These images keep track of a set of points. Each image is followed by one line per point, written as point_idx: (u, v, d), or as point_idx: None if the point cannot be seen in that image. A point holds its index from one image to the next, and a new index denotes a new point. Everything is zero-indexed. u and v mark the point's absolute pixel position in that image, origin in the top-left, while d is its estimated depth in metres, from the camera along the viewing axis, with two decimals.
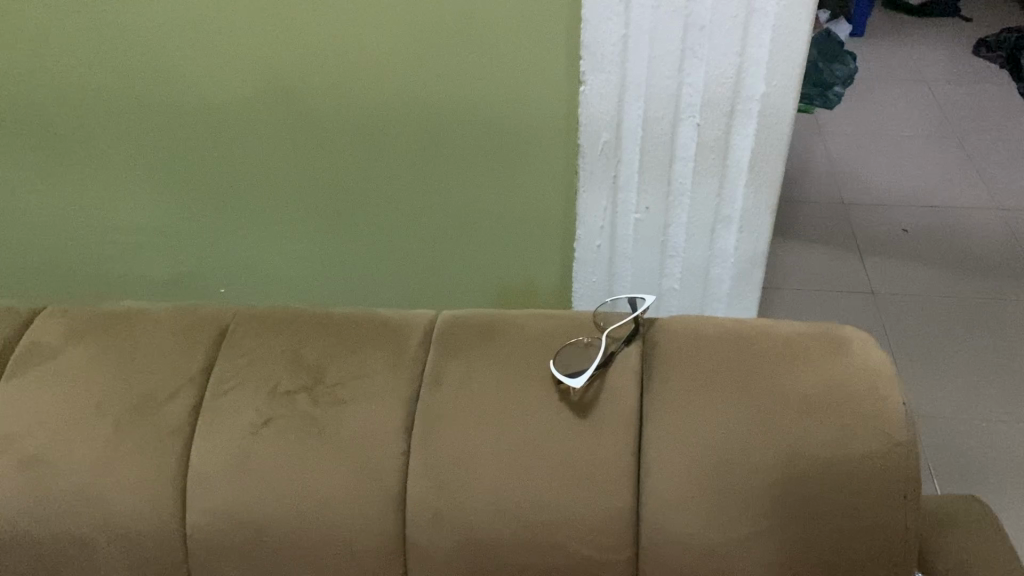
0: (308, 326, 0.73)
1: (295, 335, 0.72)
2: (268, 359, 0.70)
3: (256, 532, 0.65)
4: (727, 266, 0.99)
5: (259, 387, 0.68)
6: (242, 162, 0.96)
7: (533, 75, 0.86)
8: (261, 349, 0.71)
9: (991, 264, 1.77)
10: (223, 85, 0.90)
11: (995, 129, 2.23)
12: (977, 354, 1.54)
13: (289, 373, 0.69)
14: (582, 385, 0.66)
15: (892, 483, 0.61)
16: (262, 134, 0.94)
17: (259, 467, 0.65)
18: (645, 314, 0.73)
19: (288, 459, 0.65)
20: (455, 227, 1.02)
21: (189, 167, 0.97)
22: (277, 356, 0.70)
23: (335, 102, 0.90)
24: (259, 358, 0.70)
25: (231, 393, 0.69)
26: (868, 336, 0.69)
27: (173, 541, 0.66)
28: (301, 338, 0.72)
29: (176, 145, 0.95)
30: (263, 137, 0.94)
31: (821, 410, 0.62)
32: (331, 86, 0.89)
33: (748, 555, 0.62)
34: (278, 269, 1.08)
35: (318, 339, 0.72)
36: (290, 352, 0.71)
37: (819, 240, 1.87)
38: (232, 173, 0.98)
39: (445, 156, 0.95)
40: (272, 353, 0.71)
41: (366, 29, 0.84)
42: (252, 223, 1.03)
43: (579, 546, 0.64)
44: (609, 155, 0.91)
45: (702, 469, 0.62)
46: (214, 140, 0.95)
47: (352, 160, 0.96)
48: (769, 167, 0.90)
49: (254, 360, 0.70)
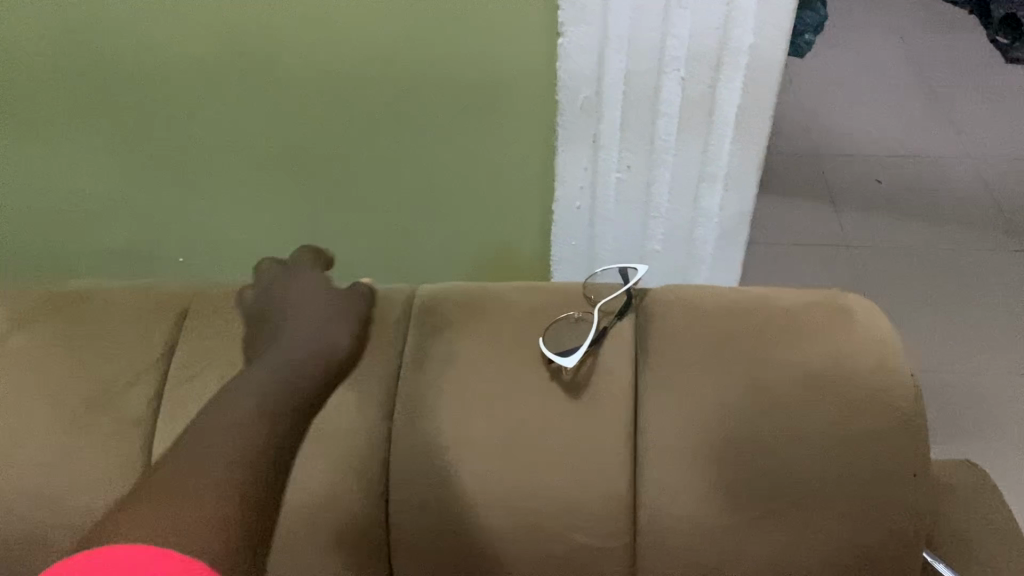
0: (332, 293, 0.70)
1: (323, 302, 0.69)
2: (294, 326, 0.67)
3: (266, 494, 0.58)
4: (711, 225, 0.95)
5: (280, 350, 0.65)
6: (199, 126, 0.90)
7: (511, 30, 0.81)
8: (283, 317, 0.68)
9: (964, 212, 1.76)
10: (179, 44, 0.83)
11: (964, 74, 2.21)
12: (949, 308, 1.54)
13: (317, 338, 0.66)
14: (575, 366, 0.63)
15: (901, 459, 0.59)
16: (223, 97, 0.87)
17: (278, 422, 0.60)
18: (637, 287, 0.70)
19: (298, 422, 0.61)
20: (424, 190, 0.96)
21: (141, 133, 0.90)
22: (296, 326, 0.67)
23: (300, 62, 0.84)
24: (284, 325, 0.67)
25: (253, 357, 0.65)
26: (875, 304, 0.65)
27: None
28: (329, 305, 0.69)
29: (128, 111, 0.88)
30: (225, 100, 0.87)
31: (824, 382, 0.60)
32: (296, 46, 0.83)
33: (754, 540, 0.59)
34: (238, 239, 1.02)
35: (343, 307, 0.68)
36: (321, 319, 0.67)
37: (793, 192, 1.84)
38: (185, 137, 0.91)
39: (414, 114, 0.89)
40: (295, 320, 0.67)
41: None
42: (210, 190, 0.96)
43: (576, 534, 0.60)
44: (589, 112, 0.85)
45: (701, 449, 0.60)
46: (169, 105, 0.88)
47: (315, 122, 0.90)
48: (755, 122, 0.85)
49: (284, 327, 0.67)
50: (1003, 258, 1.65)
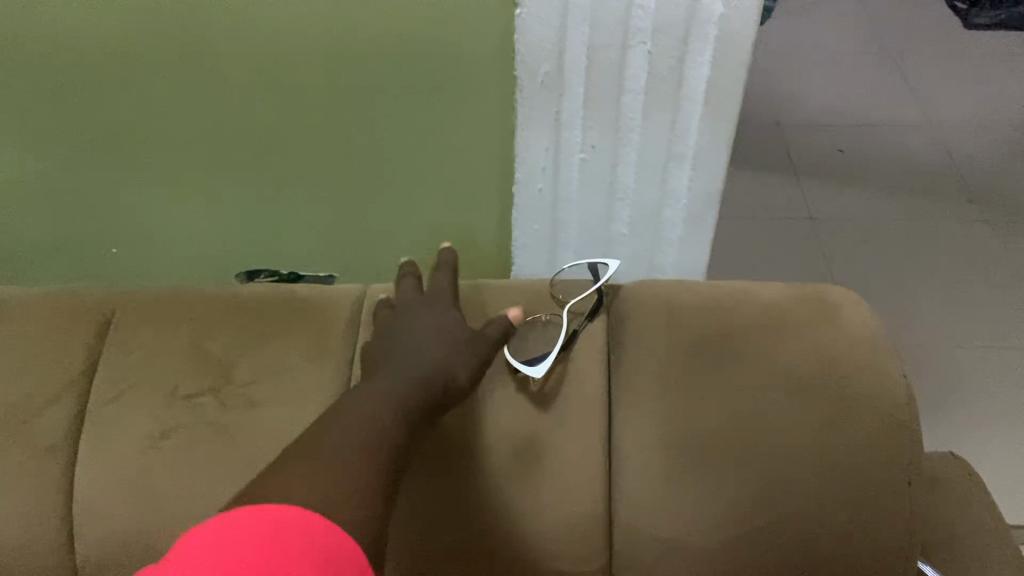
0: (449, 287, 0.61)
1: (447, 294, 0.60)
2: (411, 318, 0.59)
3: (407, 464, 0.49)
4: (680, 207, 0.86)
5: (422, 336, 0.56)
6: (114, 116, 0.79)
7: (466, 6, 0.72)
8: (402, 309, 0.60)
9: (927, 181, 1.74)
10: (91, 33, 0.73)
11: (922, 37, 2.18)
12: (916, 280, 1.52)
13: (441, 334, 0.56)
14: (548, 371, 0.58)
15: (894, 469, 0.54)
16: (146, 90, 0.77)
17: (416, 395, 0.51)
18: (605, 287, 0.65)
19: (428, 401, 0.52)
20: (369, 176, 0.86)
21: (51, 125, 0.80)
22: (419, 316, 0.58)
23: (232, 51, 0.74)
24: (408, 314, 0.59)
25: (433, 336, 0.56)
26: (858, 296, 0.61)
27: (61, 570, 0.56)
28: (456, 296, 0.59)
29: (39, 105, 0.78)
30: (141, 88, 0.77)
31: (811, 385, 0.56)
32: (226, 33, 0.73)
33: (738, 559, 0.55)
34: (168, 233, 0.91)
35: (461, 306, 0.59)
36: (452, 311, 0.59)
37: (755, 165, 1.80)
38: (101, 130, 0.81)
39: (354, 95, 0.79)
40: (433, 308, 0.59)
41: None
42: (133, 185, 0.86)
43: (545, 553, 0.57)
44: (550, 88, 0.76)
45: (681, 463, 0.55)
46: (87, 100, 0.78)
47: (244, 107, 0.79)
48: (728, 98, 0.76)
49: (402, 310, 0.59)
50: (968, 227, 1.64)
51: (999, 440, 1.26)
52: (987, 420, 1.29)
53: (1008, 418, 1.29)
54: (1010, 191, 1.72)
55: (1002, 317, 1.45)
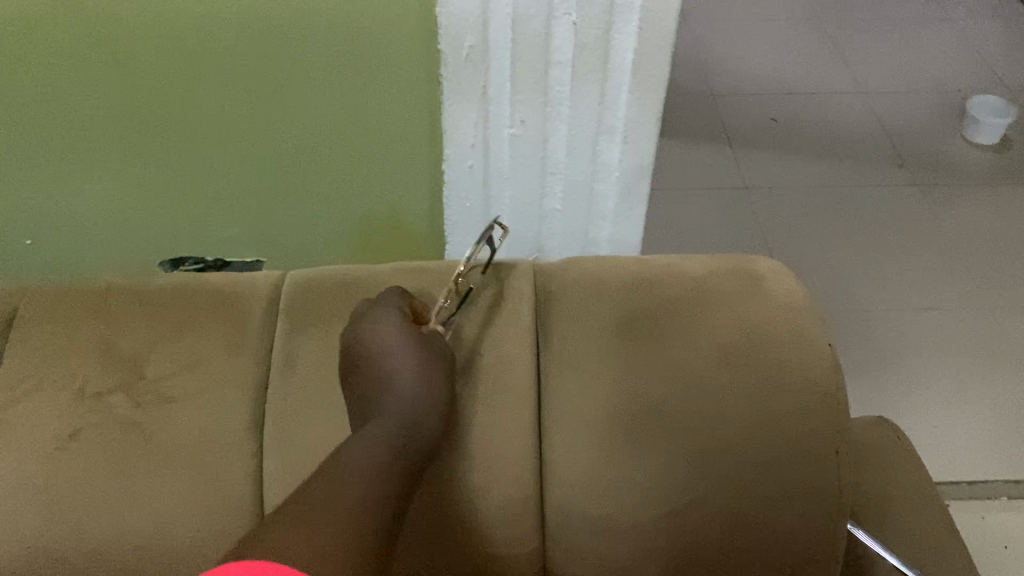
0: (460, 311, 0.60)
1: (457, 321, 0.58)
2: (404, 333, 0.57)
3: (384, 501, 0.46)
4: (612, 180, 0.85)
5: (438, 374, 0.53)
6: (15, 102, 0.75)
7: None
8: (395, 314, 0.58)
9: (858, 148, 1.76)
10: None
11: (851, 5, 2.20)
12: (849, 246, 1.55)
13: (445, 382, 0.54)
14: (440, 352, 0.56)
15: (821, 436, 0.55)
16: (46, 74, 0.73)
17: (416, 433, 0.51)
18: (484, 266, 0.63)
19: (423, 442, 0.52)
20: (291, 157, 0.83)
21: None
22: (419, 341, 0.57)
23: (137, 29, 0.70)
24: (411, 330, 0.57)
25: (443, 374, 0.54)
26: (783, 267, 0.61)
27: None
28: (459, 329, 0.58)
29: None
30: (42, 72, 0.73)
31: (739, 358, 0.56)
32: (130, 10, 0.69)
33: (671, 534, 0.55)
34: (82, 224, 0.87)
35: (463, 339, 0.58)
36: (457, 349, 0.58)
37: (690, 135, 1.80)
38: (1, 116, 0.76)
39: (271, 75, 0.75)
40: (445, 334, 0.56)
41: None
42: (40, 173, 0.82)
43: (479, 543, 0.56)
44: (475, 62, 0.74)
45: (612, 443, 0.54)
46: None
47: (154, 88, 0.75)
48: (656, 68, 0.74)
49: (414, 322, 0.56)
50: (899, 192, 1.66)
51: (930, 400, 1.30)
52: (919, 381, 1.32)
53: (940, 380, 1.32)
54: (939, 155, 1.75)
55: (934, 281, 1.49)
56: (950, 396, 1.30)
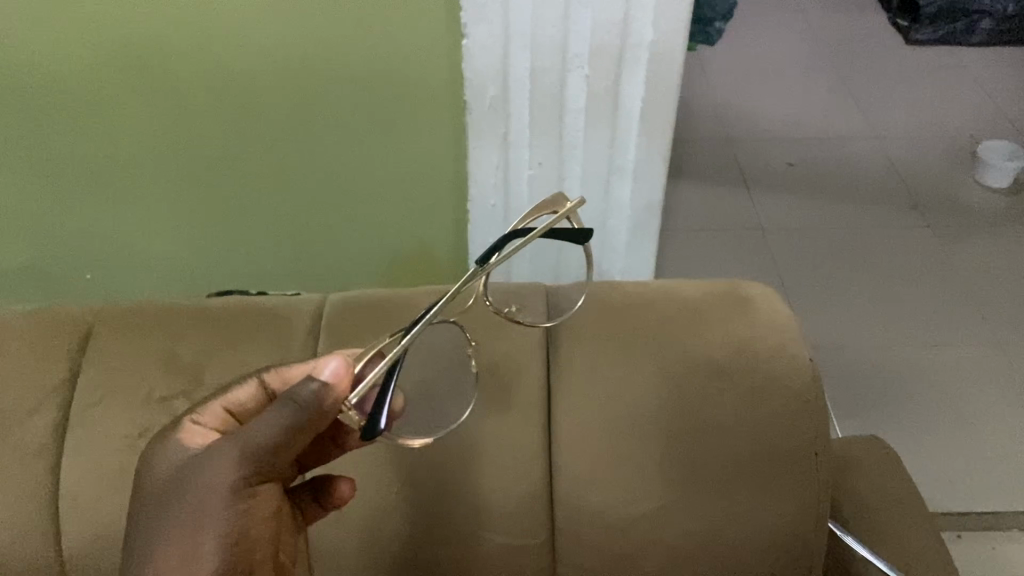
0: (310, 383, 0.49)
1: (263, 432, 0.49)
2: (219, 417, 0.55)
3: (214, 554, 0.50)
4: (624, 217, 0.92)
5: (244, 529, 0.51)
6: (89, 146, 0.85)
7: (414, 42, 0.78)
8: (225, 393, 0.56)
9: (870, 191, 1.82)
10: (64, 69, 0.78)
11: (865, 54, 2.28)
12: (860, 284, 1.60)
13: (266, 509, 0.53)
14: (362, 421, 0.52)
15: (803, 440, 0.61)
16: (117, 121, 0.83)
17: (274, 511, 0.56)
18: (570, 206, 0.54)
19: (297, 492, 0.58)
20: (330, 196, 0.92)
21: (28, 156, 0.85)
22: (253, 402, 0.56)
23: (200, 81, 0.80)
24: (224, 414, 0.55)
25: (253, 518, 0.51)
26: (771, 290, 0.68)
27: (50, 558, 0.62)
28: (338, 400, 0.50)
29: (11, 134, 0.83)
30: (114, 120, 0.83)
31: (728, 371, 0.62)
32: (196, 65, 0.79)
33: (664, 526, 0.62)
34: (139, 256, 0.97)
35: (316, 419, 0.50)
36: (330, 416, 0.51)
37: (708, 178, 1.87)
38: (76, 159, 0.86)
39: (315, 122, 0.84)
40: (240, 472, 0.50)
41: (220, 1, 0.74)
42: (106, 210, 0.91)
43: (495, 533, 0.63)
44: (497, 110, 0.82)
45: (613, 446, 0.61)
46: (62, 133, 0.84)
47: (212, 133, 0.84)
48: (662, 114, 0.82)
49: (191, 462, 0.51)
50: (910, 233, 1.72)
51: (939, 431, 1.34)
52: (928, 413, 1.37)
53: (949, 414, 1.36)
54: (950, 199, 1.80)
55: (944, 319, 1.53)
56: (957, 430, 1.34)
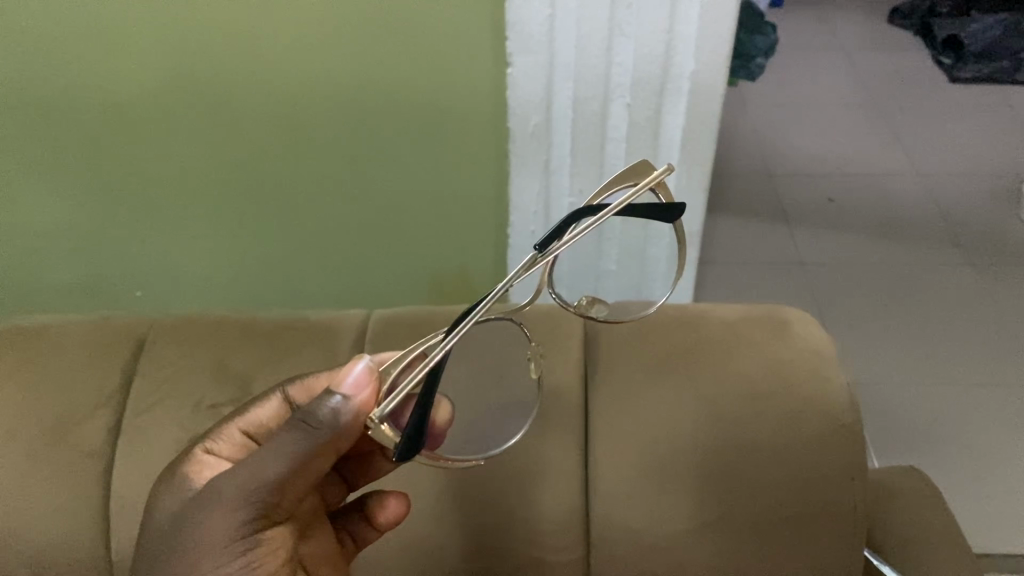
0: (331, 398, 0.49)
1: (270, 462, 0.48)
2: (236, 441, 0.56)
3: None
4: (663, 244, 0.93)
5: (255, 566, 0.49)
6: (145, 169, 0.88)
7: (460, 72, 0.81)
8: (242, 415, 0.57)
9: (912, 228, 1.81)
10: (124, 96, 0.81)
11: (909, 92, 2.27)
12: (901, 321, 1.59)
13: (276, 552, 0.51)
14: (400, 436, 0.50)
15: (839, 464, 0.61)
16: (173, 145, 0.86)
17: (315, 533, 0.57)
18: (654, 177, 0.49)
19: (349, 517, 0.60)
20: (375, 218, 0.94)
21: (87, 177, 0.89)
22: (273, 420, 0.57)
23: (253, 107, 0.83)
24: (241, 437, 0.56)
25: (259, 565, 0.49)
26: (809, 317, 0.69)
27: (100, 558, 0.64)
28: (360, 411, 0.50)
29: (73, 156, 0.87)
30: (170, 144, 0.86)
31: (765, 395, 0.63)
32: (249, 92, 0.81)
33: (700, 549, 0.62)
34: (190, 272, 1.00)
35: (334, 438, 0.50)
36: (352, 433, 0.51)
37: (748, 213, 1.88)
38: (132, 180, 0.89)
39: (362, 147, 0.87)
40: (243, 513, 0.48)
41: (272, 33, 0.77)
42: (160, 229, 0.94)
43: (530, 550, 0.64)
44: (539, 138, 0.84)
45: (649, 468, 0.62)
46: (121, 155, 0.87)
47: (262, 156, 0.87)
48: (701, 144, 0.84)
49: (196, 503, 0.50)
50: (953, 271, 1.70)
51: (983, 472, 1.31)
52: (972, 453, 1.34)
53: (994, 455, 1.34)
54: (995, 238, 1.78)
55: (988, 358, 1.51)
56: (1000, 472, 1.31)
